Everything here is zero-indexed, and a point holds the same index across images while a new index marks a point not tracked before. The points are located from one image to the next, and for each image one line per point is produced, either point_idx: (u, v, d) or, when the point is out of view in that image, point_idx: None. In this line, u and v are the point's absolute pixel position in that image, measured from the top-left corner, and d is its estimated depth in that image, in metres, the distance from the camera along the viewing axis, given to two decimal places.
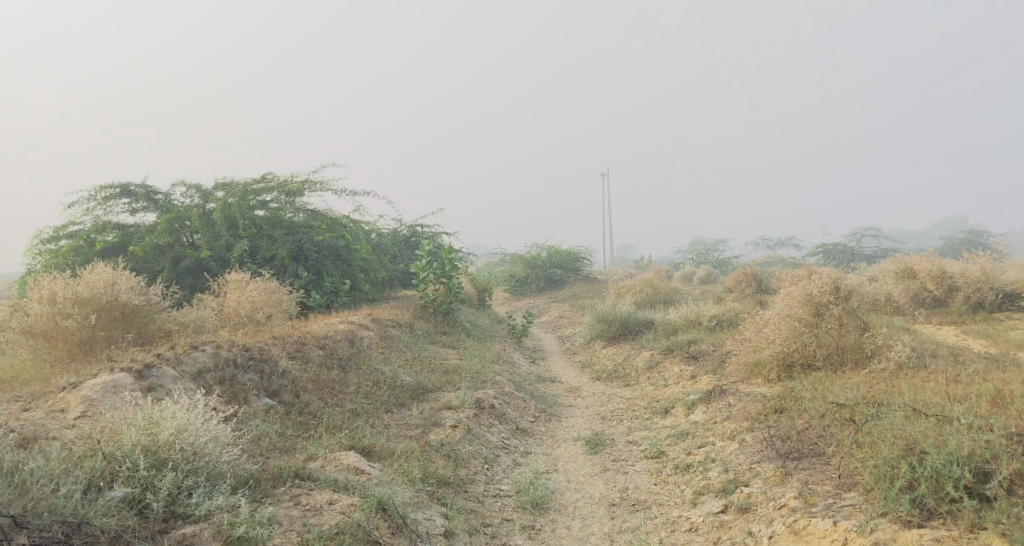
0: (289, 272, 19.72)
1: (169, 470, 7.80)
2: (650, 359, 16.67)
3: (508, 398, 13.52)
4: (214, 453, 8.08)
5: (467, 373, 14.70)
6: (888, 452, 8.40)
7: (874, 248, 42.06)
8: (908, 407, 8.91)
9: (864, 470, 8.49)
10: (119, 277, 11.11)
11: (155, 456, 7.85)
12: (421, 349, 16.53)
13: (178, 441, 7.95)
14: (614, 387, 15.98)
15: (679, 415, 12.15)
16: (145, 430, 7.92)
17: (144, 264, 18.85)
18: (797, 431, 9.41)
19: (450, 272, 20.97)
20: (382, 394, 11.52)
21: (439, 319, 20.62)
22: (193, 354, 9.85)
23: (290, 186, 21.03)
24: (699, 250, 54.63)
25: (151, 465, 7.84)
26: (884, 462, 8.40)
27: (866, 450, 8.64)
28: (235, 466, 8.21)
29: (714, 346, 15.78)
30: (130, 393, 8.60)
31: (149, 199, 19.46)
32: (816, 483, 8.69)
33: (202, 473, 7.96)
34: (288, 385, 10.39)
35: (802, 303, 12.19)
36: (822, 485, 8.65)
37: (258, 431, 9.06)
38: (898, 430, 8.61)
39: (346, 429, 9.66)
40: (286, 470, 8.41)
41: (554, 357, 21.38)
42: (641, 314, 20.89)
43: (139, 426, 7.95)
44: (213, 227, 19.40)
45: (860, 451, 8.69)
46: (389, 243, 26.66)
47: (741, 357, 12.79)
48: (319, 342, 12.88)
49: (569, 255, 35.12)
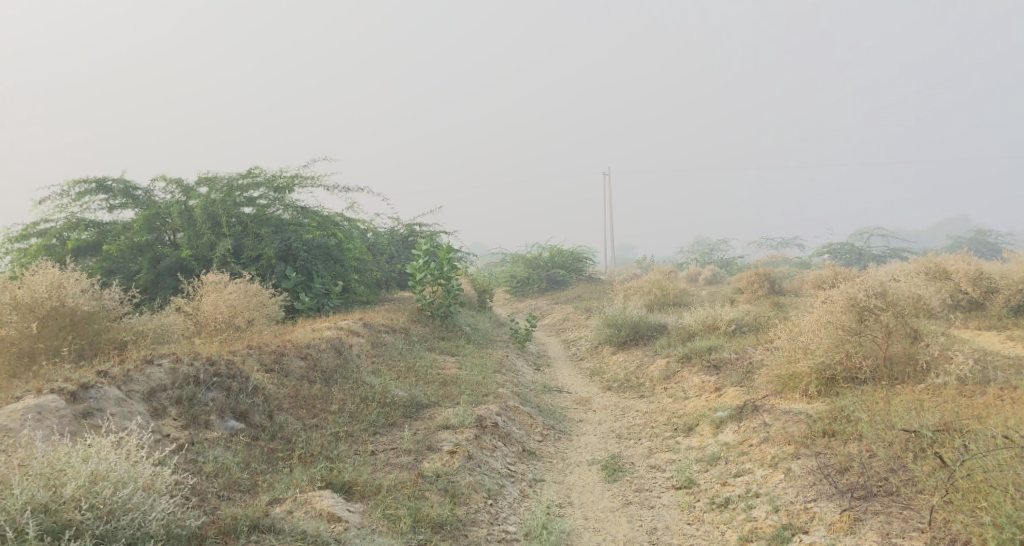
0: (275, 273, 18.26)
1: (71, 537, 6.52)
2: (666, 367, 15.27)
3: (512, 414, 12.14)
4: (136, 511, 6.72)
5: (467, 385, 13.30)
6: (1012, 508, 7.13)
7: (883, 247, 40.57)
8: (1014, 443, 7.62)
9: (976, 528, 7.21)
10: (67, 279, 9.88)
11: (54, 519, 6.55)
12: (416, 357, 15.11)
13: (88, 500, 6.62)
14: (628, 399, 14.60)
15: (707, 436, 10.78)
16: (47, 483, 6.61)
17: (120, 264, 17.39)
18: (859, 463, 8.15)
19: (449, 273, 19.51)
20: (371, 412, 10.13)
21: (437, 323, 19.21)
22: (147, 371, 8.43)
23: (279, 181, 19.58)
24: (704, 249, 53.19)
25: (50, 530, 6.55)
26: (1007, 519, 7.12)
27: (976, 501, 7.36)
28: (170, 523, 6.89)
29: (737, 354, 14.38)
30: (52, 425, 7.24)
31: (128, 195, 18.03)
32: (900, 536, 7.43)
33: (120, 538, 6.66)
34: (260, 404, 8.98)
35: (846, 309, 10.76)
36: (907, 539, 7.40)
37: (215, 466, 7.74)
38: (1014, 475, 7.35)
39: (325, 460, 8.29)
40: (241, 523, 7.12)
41: (559, 363, 19.97)
42: (653, 317, 19.47)
43: (38, 478, 6.62)
44: (194, 225, 17.95)
45: (967, 502, 7.40)
46: (384, 242, 25.27)
47: (773, 367, 11.40)
48: (301, 352, 11.48)
49: (571, 254, 33.68)
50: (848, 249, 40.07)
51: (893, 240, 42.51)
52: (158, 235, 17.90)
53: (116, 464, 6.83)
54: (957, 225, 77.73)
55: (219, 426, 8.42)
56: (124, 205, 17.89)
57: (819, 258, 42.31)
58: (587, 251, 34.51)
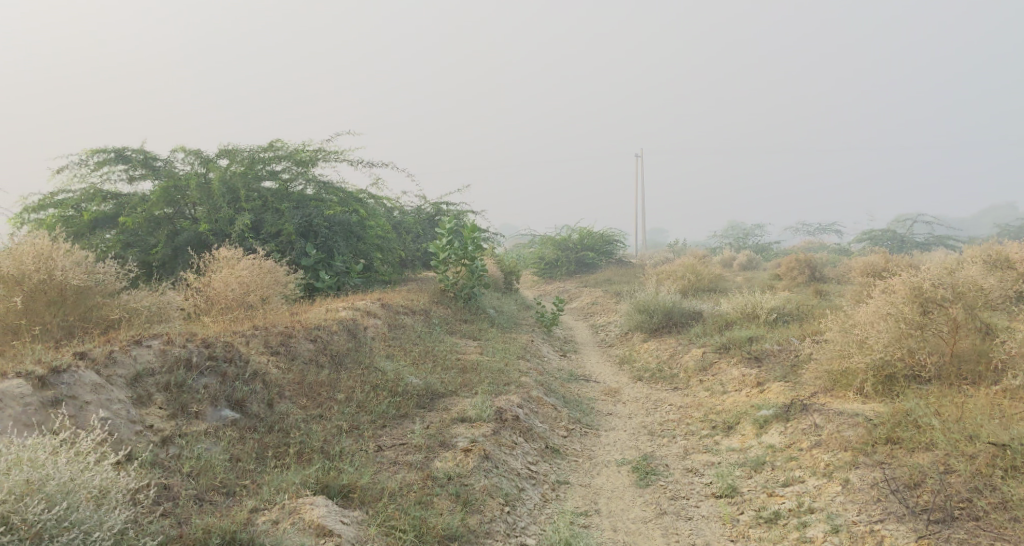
0: (295, 250, 17.45)
1: None
2: (701, 358, 14.29)
3: (535, 406, 11.28)
4: (73, 530, 6.03)
5: (490, 373, 12.44)
6: None
7: (926, 235, 39.08)
8: None
9: None
10: (58, 250, 9.11)
11: None
12: (436, 341, 14.28)
13: (17, 517, 5.92)
14: (660, 391, 13.68)
15: (749, 436, 9.88)
16: None
17: (137, 237, 16.65)
18: (936, 479, 7.22)
19: (473, 253, 18.63)
20: (381, 401, 9.30)
21: (460, 305, 18.37)
22: (134, 352, 7.60)
23: (303, 155, 18.75)
24: (738, 234, 51.86)
25: None
26: None
27: None
28: (121, 539, 6.18)
29: (780, 346, 13.40)
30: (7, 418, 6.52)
31: (147, 166, 17.27)
32: None
33: None
34: (258, 392, 8.15)
35: (909, 300, 9.71)
36: None
37: (195, 466, 6.96)
38: None
39: (322, 460, 7.44)
40: (212, 537, 6.36)
41: (587, 350, 19.06)
42: (687, 304, 18.47)
43: None
44: (213, 198, 17.15)
45: None
46: (410, 221, 24.47)
47: (823, 361, 10.47)
48: (311, 334, 10.67)
49: (602, 237, 32.68)
50: (889, 237, 38.52)
51: (936, 228, 40.92)
52: (177, 208, 17.13)
53: (58, 471, 6.13)
54: (1000, 214, 75.54)
55: (212, 416, 7.58)
56: (143, 177, 17.13)
57: (858, 246, 40.84)
58: (618, 234, 33.46)
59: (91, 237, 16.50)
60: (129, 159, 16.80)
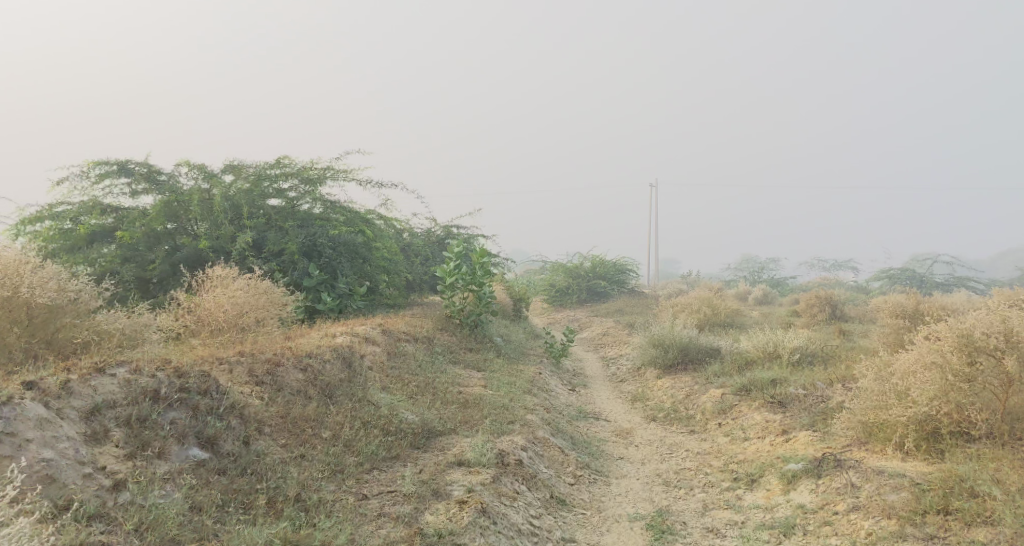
0: (298, 270, 16.60)
1: None
2: (720, 399, 13.36)
3: (542, 448, 10.41)
4: None
5: (493, 409, 11.56)
6: None
7: (947, 276, 38.04)
8: None
9: None
10: (26, 265, 8.36)
11: None
12: (437, 373, 13.42)
13: None
14: (675, 434, 12.78)
15: (776, 493, 9.06)
16: None
17: (135, 252, 15.72)
18: None
19: (482, 279, 17.79)
20: (371, 440, 8.45)
21: (465, 333, 17.52)
22: (94, 382, 6.78)
23: (311, 173, 18.03)
24: (753, 267, 50.86)
25: None
26: None
27: None
28: None
29: (806, 391, 12.50)
30: None
31: (151, 180, 16.42)
32: None
33: None
34: (234, 428, 7.33)
35: (956, 349, 8.96)
36: None
37: (145, 518, 6.30)
38: None
39: (292, 514, 6.79)
40: None
41: (597, 384, 18.18)
42: (704, 340, 17.55)
43: None
44: (214, 214, 16.41)
45: None
46: (418, 243, 23.73)
47: (856, 411, 9.69)
48: (301, 362, 9.84)
49: (614, 266, 31.81)
50: (906, 276, 37.26)
51: (958, 268, 39.90)
52: (179, 224, 16.29)
53: None
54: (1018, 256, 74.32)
55: (179, 456, 6.79)
56: (146, 191, 16.26)
57: (876, 284, 39.72)
58: (632, 263, 32.55)
59: (88, 252, 15.55)
60: (133, 172, 15.96)
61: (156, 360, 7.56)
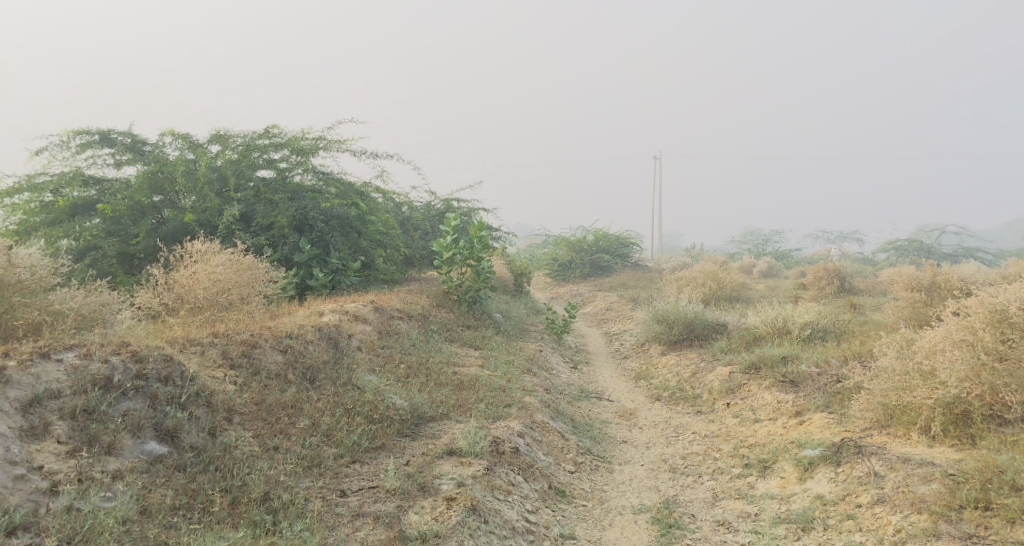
0: (287, 245, 15.82)
1: None
2: (728, 378, 12.67)
3: (540, 433, 9.77)
4: None
5: (488, 391, 10.88)
6: None
7: (956, 247, 37.24)
8: None
9: None
10: None
11: None
12: (432, 351, 12.77)
13: None
14: (681, 415, 12.14)
15: (791, 481, 8.41)
16: None
17: (118, 226, 14.78)
18: None
19: (481, 253, 17.01)
20: (353, 428, 7.79)
21: (463, 310, 16.82)
22: (35, 368, 6.31)
23: (303, 143, 17.14)
24: (759, 239, 50.05)
25: None
26: None
27: None
28: None
29: (820, 369, 11.84)
30: None
31: (135, 150, 15.41)
32: None
33: None
34: (199, 418, 6.76)
35: (989, 326, 8.47)
36: None
37: (82, 526, 5.85)
38: None
39: (253, 518, 6.28)
40: None
41: (599, 361, 17.53)
42: (711, 315, 16.86)
43: None
44: (201, 185, 15.46)
45: None
46: (417, 217, 23.01)
47: (877, 392, 9.07)
48: (281, 343, 9.16)
49: (618, 239, 31.09)
50: (914, 246, 36.43)
51: (967, 239, 39.11)
52: (165, 197, 15.38)
53: None
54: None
55: (132, 451, 6.31)
56: (130, 162, 15.25)
57: (883, 255, 38.92)
58: (636, 237, 31.76)
59: (69, 225, 14.57)
60: (115, 141, 14.95)
61: (116, 342, 7.04)
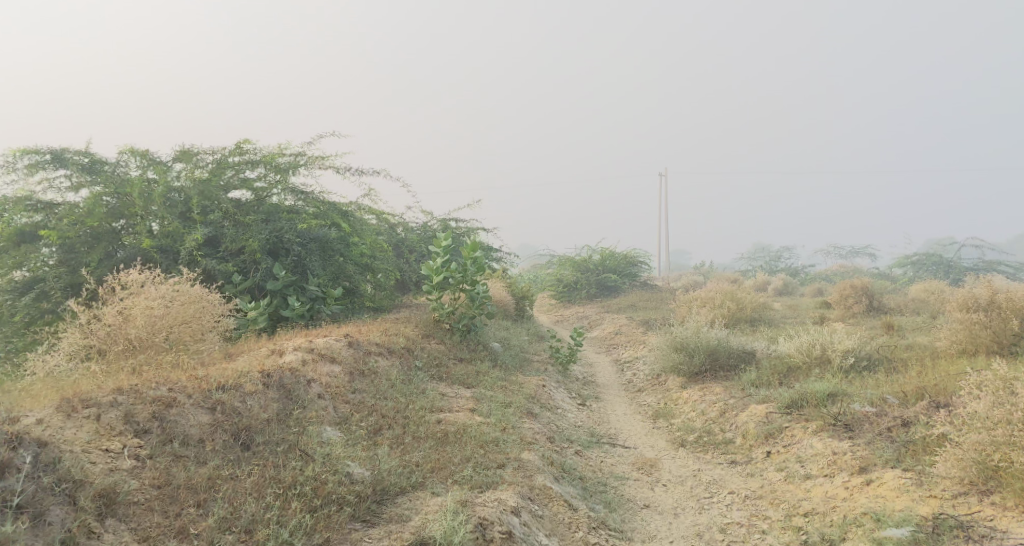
0: (260, 272, 13.31)
1: None
2: (765, 419, 10.48)
3: (541, 503, 7.77)
4: None
5: (479, 446, 8.84)
6: None
7: (976, 259, 35.07)
8: None
9: None
10: None
11: None
12: (414, 393, 10.73)
13: None
14: (714, 468, 10.06)
15: None
16: None
17: (71, 256, 12.18)
18: None
19: (475, 276, 14.78)
20: (287, 519, 6.20)
21: (456, 340, 14.75)
22: None
23: (281, 159, 14.73)
24: (768, 256, 47.87)
25: None
26: None
27: None
28: None
29: (876, 410, 9.71)
30: None
31: (93, 171, 12.81)
32: None
33: None
34: (50, 525, 5.67)
35: None
36: None
37: None
38: None
39: None
40: None
41: (610, 395, 15.45)
42: (736, 341, 14.78)
43: None
44: (164, 207, 12.83)
45: None
46: (411, 239, 20.96)
47: (969, 447, 7.35)
48: (209, 399, 7.00)
49: (625, 258, 29.06)
50: (931, 261, 34.12)
51: (988, 251, 36.97)
52: (128, 222, 12.77)
53: None
54: None
55: None
56: (87, 184, 12.58)
57: (899, 271, 36.69)
58: (643, 255, 29.74)
59: (13, 255, 11.94)
60: (68, 160, 12.41)
61: None
